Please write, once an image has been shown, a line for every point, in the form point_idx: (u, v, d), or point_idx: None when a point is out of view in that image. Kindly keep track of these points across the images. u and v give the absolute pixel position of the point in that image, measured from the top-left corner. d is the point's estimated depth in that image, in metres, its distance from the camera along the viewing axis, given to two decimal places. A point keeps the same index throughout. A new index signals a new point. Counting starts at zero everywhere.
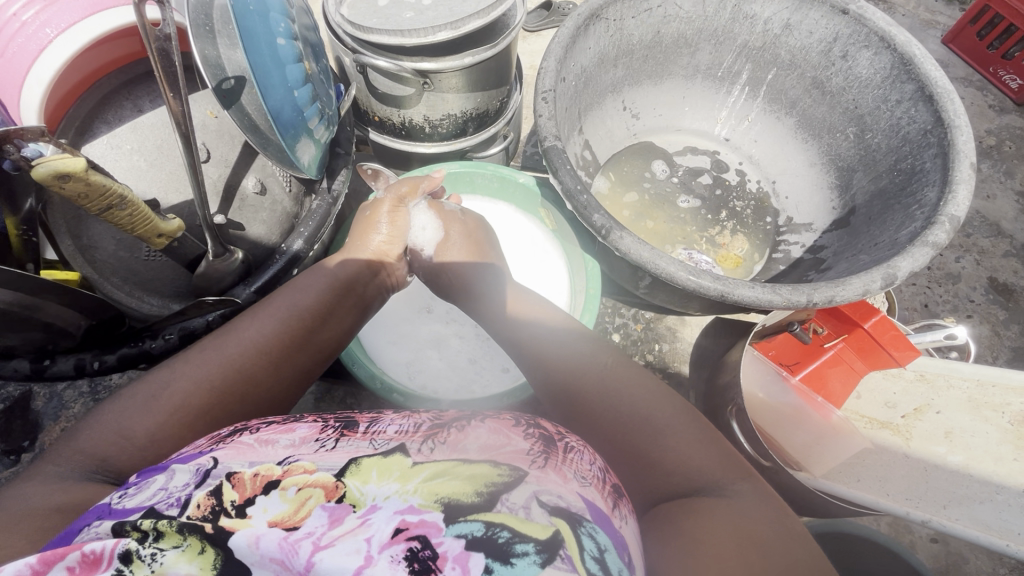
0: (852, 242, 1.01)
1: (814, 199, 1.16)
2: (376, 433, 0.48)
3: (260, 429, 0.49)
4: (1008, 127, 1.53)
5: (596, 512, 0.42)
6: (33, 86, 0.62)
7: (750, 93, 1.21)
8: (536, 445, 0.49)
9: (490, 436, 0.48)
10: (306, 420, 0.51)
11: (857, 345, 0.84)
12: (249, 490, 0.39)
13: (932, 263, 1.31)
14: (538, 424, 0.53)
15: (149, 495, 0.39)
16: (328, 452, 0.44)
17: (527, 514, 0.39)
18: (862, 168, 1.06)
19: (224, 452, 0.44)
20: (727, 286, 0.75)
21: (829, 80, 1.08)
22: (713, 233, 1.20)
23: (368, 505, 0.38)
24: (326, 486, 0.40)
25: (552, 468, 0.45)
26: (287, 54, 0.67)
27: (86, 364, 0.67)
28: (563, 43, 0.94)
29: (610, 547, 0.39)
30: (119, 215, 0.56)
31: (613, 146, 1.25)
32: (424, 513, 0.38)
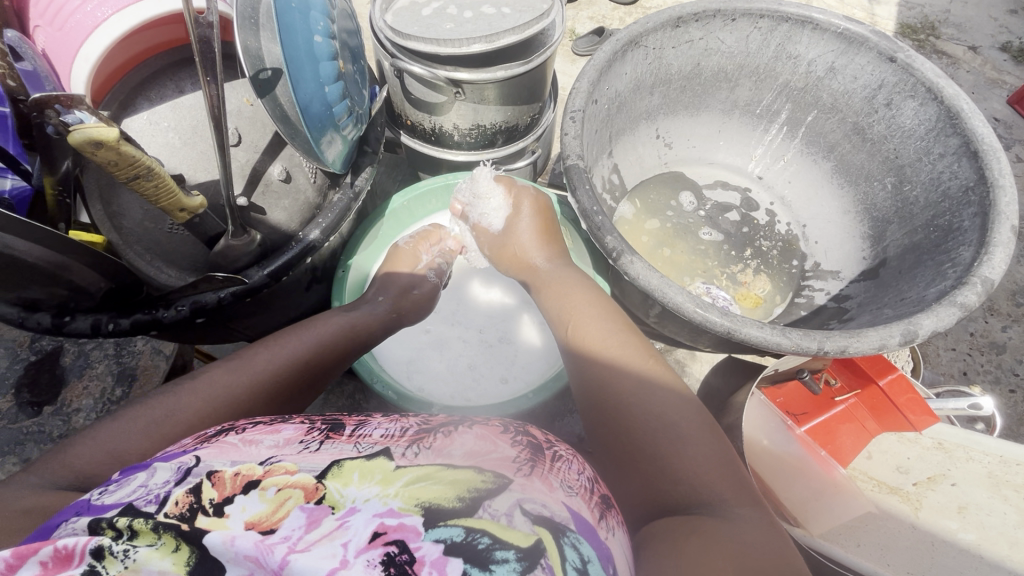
0: (878, 294, 0.97)
1: (844, 246, 1.12)
2: (361, 436, 0.48)
3: (247, 429, 0.48)
4: None
5: (583, 523, 0.42)
6: (82, 63, 0.67)
7: (788, 133, 1.19)
8: (522, 453, 0.49)
9: (474, 442, 0.48)
10: (294, 421, 0.50)
11: (871, 402, 0.83)
12: (229, 489, 0.38)
13: (972, 330, 1.24)
14: (526, 434, 0.53)
15: (128, 491, 0.38)
16: (311, 454, 0.44)
17: (509, 521, 0.38)
18: (898, 221, 1.02)
19: (207, 452, 0.44)
20: (734, 324, 0.74)
21: (870, 127, 1.06)
22: (735, 270, 1.17)
23: (347, 508, 0.37)
24: (306, 487, 0.39)
25: (536, 476, 0.45)
26: (322, 51, 0.69)
27: (102, 324, 0.71)
28: (597, 66, 0.95)
29: (593, 559, 0.39)
30: (143, 185, 0.59)
31: (642, 173, 1.25)
32: (404, 517, 0.37)
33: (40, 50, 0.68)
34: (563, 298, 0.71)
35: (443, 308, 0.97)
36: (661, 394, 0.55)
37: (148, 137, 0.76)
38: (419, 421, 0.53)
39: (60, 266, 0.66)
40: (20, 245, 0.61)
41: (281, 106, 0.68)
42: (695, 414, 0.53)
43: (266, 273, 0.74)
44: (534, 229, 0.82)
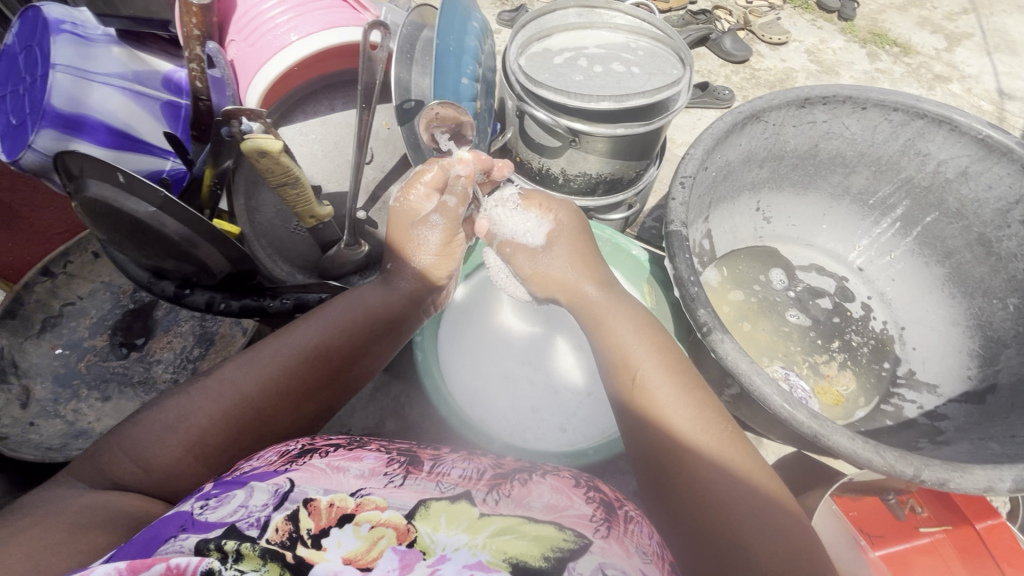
0: (982, 423, 0.89)
1: (947, 359, 1.04)
2: (440, 475, 0.50)
3: (328, 454, 0.51)
4: None
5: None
6: (261, 80, 0.74)
7: (900, 229, 1.13)
8: (597, 510, 0.48)
9: (553, 496, 0.49)
10: (372, 450, 0.53)
11: (960, 543, 0.76)
12: (324, 521, 0.41)
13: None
14: (596, 488, 0.53)
15: (229, 512, 0.41)
16: (396, 489, 0.46)
17: None
18: (1016, 346, 0.94)
19: (298, 474, 0.46)
20: (822, 428, 0.70)
21: (998, 241, 0.99)
22: (818, 361, 1.11)
23: (438, 555, 0.39)
24: (397, 528, 0.42)
25: (613, 540, 0.44)
26: (467, 93, 0.73)
27: (215, 302, 0.77)
28: (715, 135, 0.94)
29: None
30: (288, 193, 0.64)
31: (734, 242, 1.21)
32: (492, 572, 0.38)
33: (229, 60, 0.76)
34: (630, 329, 0.60)
35: (511, 342, 0.98)
36: (743, 468, 0.48)
37: (297, 144, 0.84)
38: (491, 464, 0.55)
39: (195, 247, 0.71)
40: (171, 225, 0.68)
41: (415, 133, 0.73)
42: (778, 496, 0.48)
43: (365, 284, 0.80)
44: (579, 250, 0.70)
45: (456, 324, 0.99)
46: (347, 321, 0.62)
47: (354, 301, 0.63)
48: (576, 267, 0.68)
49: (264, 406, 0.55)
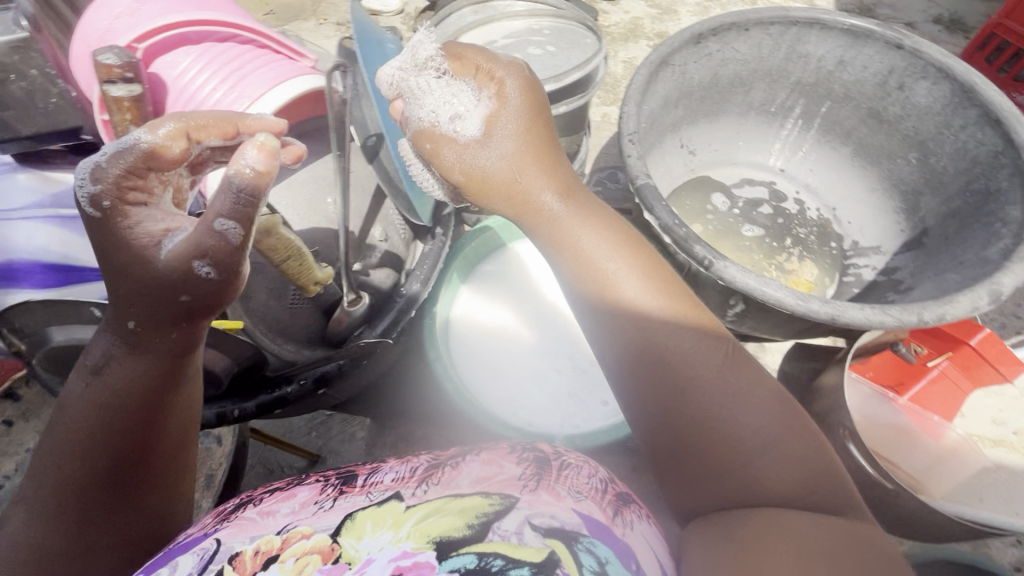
0: (930, 261, 1.03)
1: (872, 226, 1.21)
2: (373, 484, 0.57)
3: (262, 501, 0.57)
4: None
5: (594, 525, 0.52)
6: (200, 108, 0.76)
7: (803, 126, 1.27)
8: (528, 467, 0.60)
9: (480, 469, 0.59)
10: (306, 483, 0.60)
11: (960, 362, 0.92)
12: (250, 567, 0.47)
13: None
14: (533, 449, 0.64)
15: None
16: (325, 512, 0.53)
17: (520, 539, 0.48)
18: (930, 191, 1.10)
19: (227, 531, 0.52)
20: (836, 309, 0.77)
21: (886, 109, 1.13)
22: (781, 260, 1.23)
23: (364, 559, 0.47)
24: (323, 550, 0.48)
25: (543, 488, 0.56)
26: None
27: (227, 412, 0.68)
28: (639, 89, 1.00)
29: (611, 559, 0.49)
30: (294, 265, 0.64)
31: (672, 182, 1.29)
32: (417, 555, 0.47)
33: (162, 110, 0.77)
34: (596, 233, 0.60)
35: (526, 341, 0.99)
36: (699, 351, 0.55)
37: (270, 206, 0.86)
38: (427, 458, 0.64)
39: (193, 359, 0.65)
40: None
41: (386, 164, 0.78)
42: (730, 372, 0.55)
43: (378, 333, 0.75)
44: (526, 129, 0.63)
45: (462, 339, 0.98)
46: (118, 401, 0.50)
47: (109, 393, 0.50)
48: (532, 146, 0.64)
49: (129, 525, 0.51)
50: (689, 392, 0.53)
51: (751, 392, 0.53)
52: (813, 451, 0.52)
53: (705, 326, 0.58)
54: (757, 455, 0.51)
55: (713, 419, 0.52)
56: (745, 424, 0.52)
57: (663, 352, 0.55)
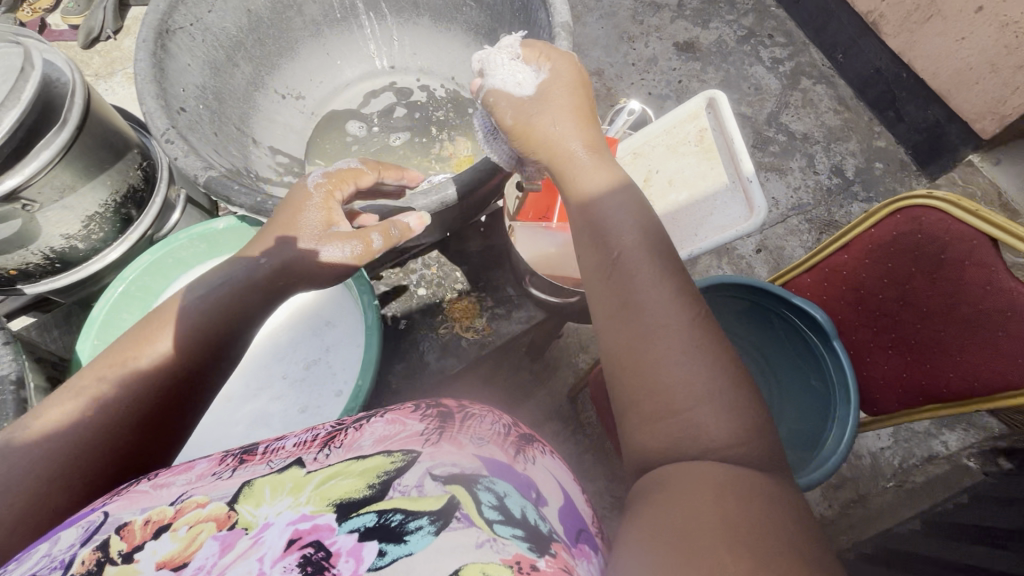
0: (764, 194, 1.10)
1: (728, 211, 1.11)
2: (273, 453, 0.59)
3: (160, 473, 0.57)
4: (873, 150, 1.86)
5: (492, 465, 0.56)
6: None
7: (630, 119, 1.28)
8: (430, 422, 0.62)
9: (383, 428, 0.60)
10: (206, 457, 0.60)
11: None
12: (138, 537, 0.47)
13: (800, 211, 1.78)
14: (436, 404, 0.66)
15: (32, 563, 0.46)
16: (223, 481, 0.54)
17: (419, 492, 0.50)
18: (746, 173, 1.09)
19: (117, 504, 0.52)
20: None
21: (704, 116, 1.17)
22: None
23: (261, 524, 0.47)
24: (219, 517, 0.48)
25: (445, 439, 0.58)
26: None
27: None
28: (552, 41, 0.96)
29: (509, 493, 0.53)
30: None
31: None
32: (317, 518, 0.48)
33: None
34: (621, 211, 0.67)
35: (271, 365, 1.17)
36: (693, 356, 0.56)
37: None
38: (333, 425, 0.65)
39: None
40: None
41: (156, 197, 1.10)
42: (722, 379, 0.55)
43: None
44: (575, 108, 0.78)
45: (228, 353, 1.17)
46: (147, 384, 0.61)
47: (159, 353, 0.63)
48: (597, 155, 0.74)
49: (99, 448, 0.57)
50: (652, 348, 0.57)
51: (710, 357, 0.56)
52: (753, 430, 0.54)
53: (730, 354, 0.57)
54: (694, 399, 0.54)
55: (654, 364, 0.56)
56: (693, 387, 0.55)
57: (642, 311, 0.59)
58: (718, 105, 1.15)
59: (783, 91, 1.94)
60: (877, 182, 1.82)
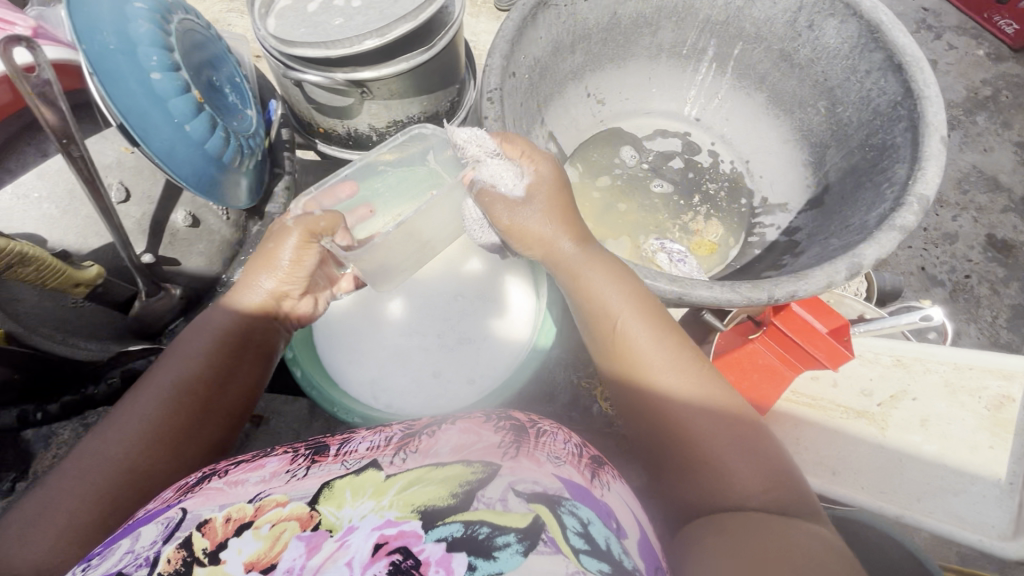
0: (824, 223, 0.97)
1: (777, 185, 1.14)
2: (346, 455, 0.55)
3: (228, 470, 0.54)
4: (1007, 75, 1.46)
5: (577, 489, 0.51)
6: None
7: (717, 70, 1.17)
8: (506, 436, 0.57)
9: (459, 436, 0.56)
10: (276, 452, 0.57)
11: (777, 340, 0.83)
12: (221, 534, 0.44)
13: (946, 279, 1.24)
14: (509, 418, 0.63)
15: (116, 559, 0.43)
16: (299, 481, 0.50)
17: (505, 505, 0.46)
18: (835, 144, 1.01)
19: (193, 500, 0.49)
20: (682, 287, 0.72)
21: (796, 52, 1.04)
22: (686, 220, 1.17)
23: (345, 527, 0.43)
24: (301, 516, 0.45)
25: (523, 455, 0.54)
26: (168, 87, 0.58)
27: (27, 415, 0.66)
28: (507, 37, 0.90)
29: (593, 518, 0.47)
30: (21, 272, 0.52)
31: (579, 135, 1.20)
32: (403, 524, 0.43)
33: None
34: (610, 287, 0.64)
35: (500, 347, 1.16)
36: (699, 406, 0.56)
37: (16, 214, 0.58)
38: (400, 428, 0.62)
39: None
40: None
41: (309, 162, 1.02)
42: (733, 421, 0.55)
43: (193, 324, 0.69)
44: (560, 199, 0.67)
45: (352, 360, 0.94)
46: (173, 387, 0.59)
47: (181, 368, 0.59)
48: (547, 219, 0.66)
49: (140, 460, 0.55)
50: (662, 411, 0.56)
51: (724, 410, 0.56)
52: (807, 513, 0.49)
53: (735, 410, 0.56)
54: (732, 485, 0.51)
55: (697, 441, 0.54)
56: (708, 448, 0.53)
57: (683, 391, 0.57)
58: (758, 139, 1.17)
59: (949, 146, 1.38)
60: (1011, 111, 1.42)
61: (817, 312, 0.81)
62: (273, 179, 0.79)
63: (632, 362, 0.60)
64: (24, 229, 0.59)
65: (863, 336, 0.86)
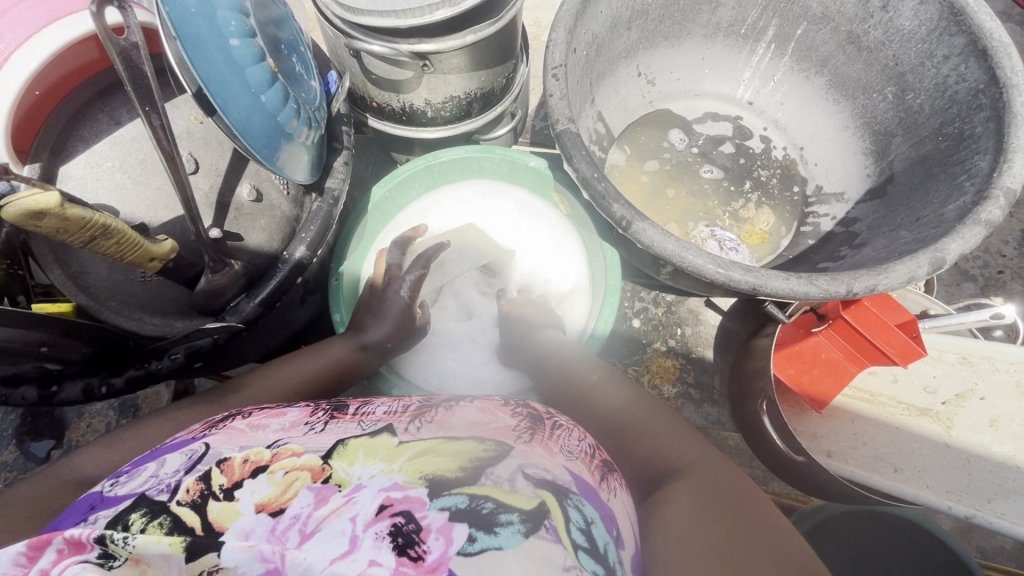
0: (889, 215, 0.93)
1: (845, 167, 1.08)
2: (364, 415, 0.52)
3: (252, 415, 0.52)
4: None
5: (584, 484, 0.45)
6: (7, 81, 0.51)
7: (776, 51, 1.12)
8: (522, 422, 0.53)
9: (475, 414, 0.53)
10: (298, 406, 0.55)
11: (843, 334, 0.81)
12: (238, 474, 0.41)
13: (978, 275, 1.19)
14: (526, 406, 0.58)
15: (141, 481, 0.40)
16: (316, 434, 0.47)
17: (512, 486, 0.41)
18: (902, 132, 0.98)
19: (215, 437, 0.46)
20: (758, 278, 0.71)
21: (866, 34, 0.99)
22: (736, 208, 1.14)
23: (354, 484, 0.40)
24: (313, 469, 0.42)
25: (536, 442, 0.49)
26: (246, 55, 0.57)
27: (94, 388, 0.61)
28: (572, 10, 0.85)
29: (597, 520, 0.42)
30: (104, 245, 0.50)
31: (627, 116, 1.16)
32: (409, 489, 0.39)
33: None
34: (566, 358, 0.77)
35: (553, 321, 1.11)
36: (630, 412, 0.62)
37: (92, 183, 0.60)
38: (419, 400, 0.58)
39: (39, 343, 0.57)
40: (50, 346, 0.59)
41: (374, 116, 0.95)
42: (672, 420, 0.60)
43: (258, 303, 0.66)
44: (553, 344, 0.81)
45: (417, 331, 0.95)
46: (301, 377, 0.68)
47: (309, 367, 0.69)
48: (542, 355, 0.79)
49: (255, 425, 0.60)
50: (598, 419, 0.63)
51: (635, 416, 0.61)
52: (722, 468, 0.52)
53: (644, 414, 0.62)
54: (655, 458, 0.55)
55: (635, 431, 0.59)
56: (638, 438, 0.58)
57: (620, 403, 0.64)
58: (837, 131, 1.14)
59: None
60: None
61: (885, 308, 0.81)
62: (333, 155, 0.75)
63: (581, 396, 0.68)
64: (96, 198, 0.60)
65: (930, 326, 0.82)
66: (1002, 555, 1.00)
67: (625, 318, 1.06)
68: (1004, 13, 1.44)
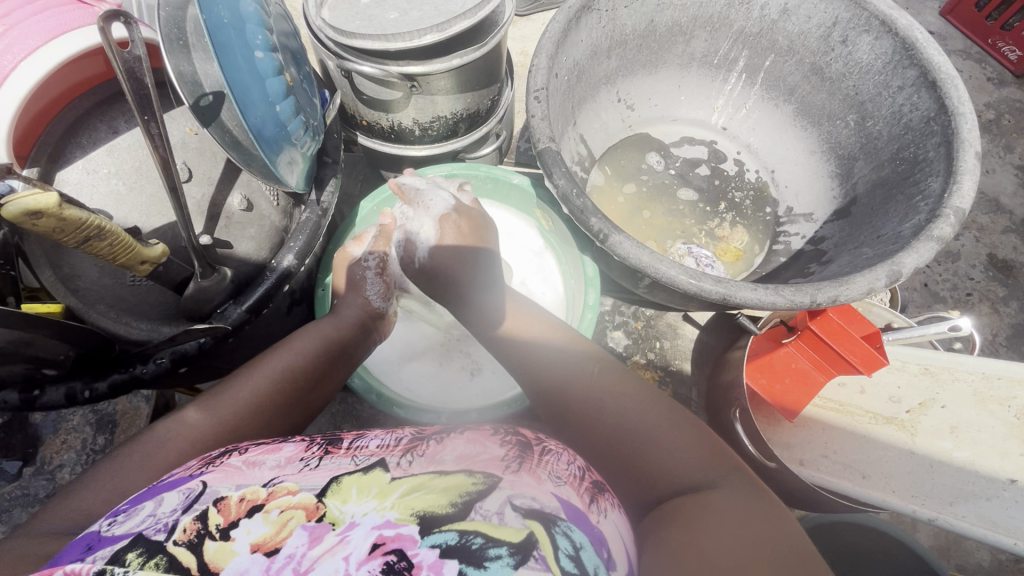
0: (854, 233, 0.98)
1: (812, 187, 1.14)
2: (358, 448, 0.51)
3: (248, 451, 0.51)
4: (1008, 100, 1.48)
5: (572, 509, 0.44)
6: (13, 90, 0.55)
7: (747, 80, 1.19)
8: (511, 450, 0.51)
9: (465, 444, 0.50)
10: (293, 440, 0.53)
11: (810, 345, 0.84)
12: (234, 514, 0.40)
13: (947, 296, 1.24)
14: (515, 433, 0.55)
15: (138, 521, 0.40)
16: (311, 472, 0.46)
17: (500, 518, 0.40)
18: (864, 157, 1.04)
19: (213, 475, 0.46)
20: (729, 289, 0.74)
21: (828, 66, 1.06)
22: (712, 226, 1.19)
23: (347, 522, 0.39)
24: (307, 507, 0.41)
25: (525, 470, 0.47)
26: (267, 68, 0.63)
27: (77, 393, 0.61)
28: (554, 38, 0.90)
29: (586, 545, 0.41)
30: (96, 247, 0.52)
31: (608, 139, 1.21)
32: (401, 526, 0.39)
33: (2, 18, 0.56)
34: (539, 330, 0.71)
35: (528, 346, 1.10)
36: (622, 400, 0.60)
37: (89, 190, 0.62)
38: (413, 431, 0.56)
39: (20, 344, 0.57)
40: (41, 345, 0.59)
41: (370, 132, 0.99)
42: (664, 411, 0.59)
43: (244, 310, 0.66)
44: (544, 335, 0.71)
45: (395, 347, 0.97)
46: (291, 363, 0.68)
47: (289, 355, 0.69)
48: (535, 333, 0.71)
49: (241, 425, 0.61)
50: (581, 403, 0.61)
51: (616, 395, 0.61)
52: (742, 481, 0.52)
53: (635, 394, 0.61)
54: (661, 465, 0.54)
55: (613, 418, 0.59)
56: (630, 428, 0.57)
57: (604, 401, 0.60)
58: (803, 138, 1.16)
59: None
60: (1013, 134, 1.43)
61: (849, 318, 0.84)
62: (324, 170, 0.78)
63: (562, 390, 0.63)
64: (91, 203, 0.62)
65: (893, 342, 0.87)
66: (980, 572, 1.02)
67: (605, 331, 1.09)
68: (964, 51, 1.54)
